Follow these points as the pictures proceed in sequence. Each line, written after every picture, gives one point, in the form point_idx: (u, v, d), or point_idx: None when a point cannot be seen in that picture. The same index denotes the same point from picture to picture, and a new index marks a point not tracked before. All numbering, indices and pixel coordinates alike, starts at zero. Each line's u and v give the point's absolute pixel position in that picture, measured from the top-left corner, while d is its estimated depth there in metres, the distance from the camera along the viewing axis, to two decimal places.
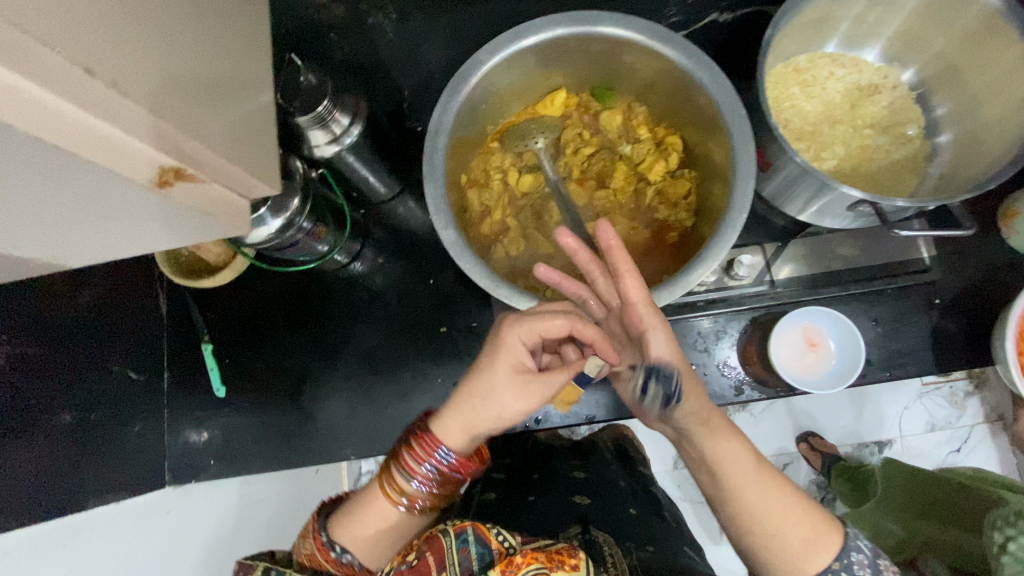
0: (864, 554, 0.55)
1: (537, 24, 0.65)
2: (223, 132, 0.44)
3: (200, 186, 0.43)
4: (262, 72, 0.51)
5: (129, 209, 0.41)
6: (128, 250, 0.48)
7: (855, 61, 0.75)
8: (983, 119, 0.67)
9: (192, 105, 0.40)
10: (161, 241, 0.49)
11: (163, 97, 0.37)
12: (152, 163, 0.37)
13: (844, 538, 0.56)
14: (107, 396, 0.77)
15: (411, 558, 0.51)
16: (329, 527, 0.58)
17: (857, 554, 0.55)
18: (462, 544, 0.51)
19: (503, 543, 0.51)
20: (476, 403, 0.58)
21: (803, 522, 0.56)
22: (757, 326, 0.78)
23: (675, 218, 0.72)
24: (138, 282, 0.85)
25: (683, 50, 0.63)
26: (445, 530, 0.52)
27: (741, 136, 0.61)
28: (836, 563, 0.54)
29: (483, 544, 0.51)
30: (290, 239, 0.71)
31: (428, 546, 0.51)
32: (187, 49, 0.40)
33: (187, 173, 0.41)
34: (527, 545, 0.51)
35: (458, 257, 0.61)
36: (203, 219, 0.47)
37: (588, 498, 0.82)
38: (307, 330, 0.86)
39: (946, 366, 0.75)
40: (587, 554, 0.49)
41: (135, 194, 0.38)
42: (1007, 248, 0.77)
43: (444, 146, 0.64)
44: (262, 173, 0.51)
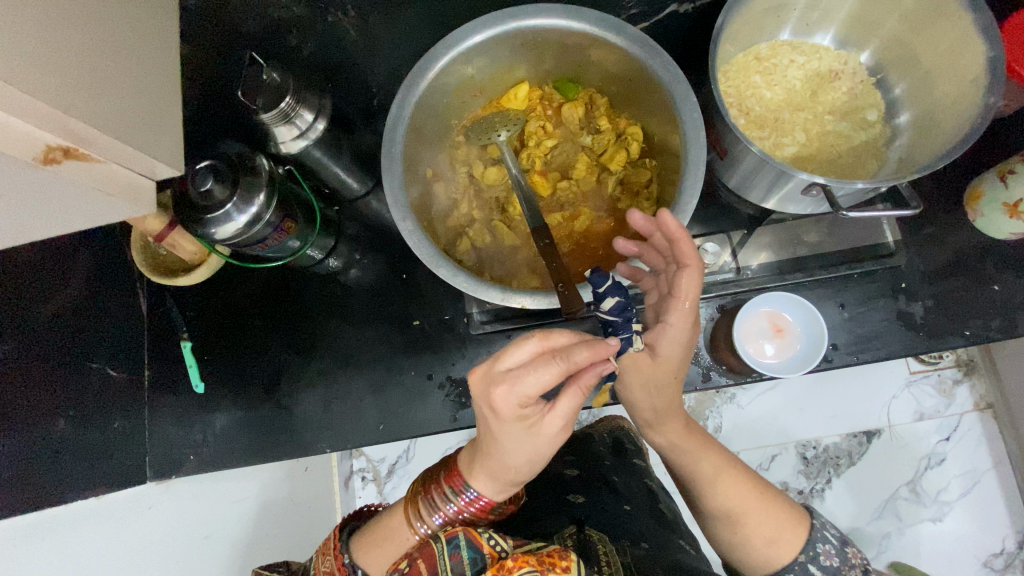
0: (830, 545, 0.64)
1: (492, 17, 0.66)
2: (109, 115, 0.49)
3: (97, 165, 0.50)
4: (155, 75, 0.58)
5: (29, 186, 0.46)
6: (38, 233, 0.54)
7: (814, 48, 0.76)
8: (937, 100, 0.67)
9: (72, 88, 0.45)
10: (74, 221, 0.55)
11: (38, 79, 0.42)
12: (37, 140, 0.43)
13: (811, 531, 0.64)
14: (90, 393, 0.79)
15: (404, 566, 0.55)
16: (353, 552, 0.61)
17: (825, 545, 0.63)
18: (454, 550, 0.55)
19: (496, 548, 0.54)
20: (495, 461, 0.56)
21: (767, 525, 0.63)
22: (725, 313, 0.79)
23: (637, 207, 0.73)
24: (119, 283, 0.87)
25: (635, 40, 0.65)
26: (436, 537, 0.56)
27: (692, 122, 0.62)
28: (802, 555, 0.62)
29: (475, 549, 0.54)
30: (258, 235, 0.72)
31: (420, 553, 0.55)
32: (67, 44, 0.46)
33: (76, 152, 0.47)
34: (520, 549, 0.54)
35: (415, 246, 0.62)
36: (112, 198, 0.53)
37: (580, 497, 0.83)
38: (282, 326, 0.88)
39: (913, 350, 0.75)
40: (577, 556, 0.52)
41: (27, 171, 0.44)
42: (972, 231, 0.77)
43: (402, 139, 0.65)
44: (163, 151, 0.57)
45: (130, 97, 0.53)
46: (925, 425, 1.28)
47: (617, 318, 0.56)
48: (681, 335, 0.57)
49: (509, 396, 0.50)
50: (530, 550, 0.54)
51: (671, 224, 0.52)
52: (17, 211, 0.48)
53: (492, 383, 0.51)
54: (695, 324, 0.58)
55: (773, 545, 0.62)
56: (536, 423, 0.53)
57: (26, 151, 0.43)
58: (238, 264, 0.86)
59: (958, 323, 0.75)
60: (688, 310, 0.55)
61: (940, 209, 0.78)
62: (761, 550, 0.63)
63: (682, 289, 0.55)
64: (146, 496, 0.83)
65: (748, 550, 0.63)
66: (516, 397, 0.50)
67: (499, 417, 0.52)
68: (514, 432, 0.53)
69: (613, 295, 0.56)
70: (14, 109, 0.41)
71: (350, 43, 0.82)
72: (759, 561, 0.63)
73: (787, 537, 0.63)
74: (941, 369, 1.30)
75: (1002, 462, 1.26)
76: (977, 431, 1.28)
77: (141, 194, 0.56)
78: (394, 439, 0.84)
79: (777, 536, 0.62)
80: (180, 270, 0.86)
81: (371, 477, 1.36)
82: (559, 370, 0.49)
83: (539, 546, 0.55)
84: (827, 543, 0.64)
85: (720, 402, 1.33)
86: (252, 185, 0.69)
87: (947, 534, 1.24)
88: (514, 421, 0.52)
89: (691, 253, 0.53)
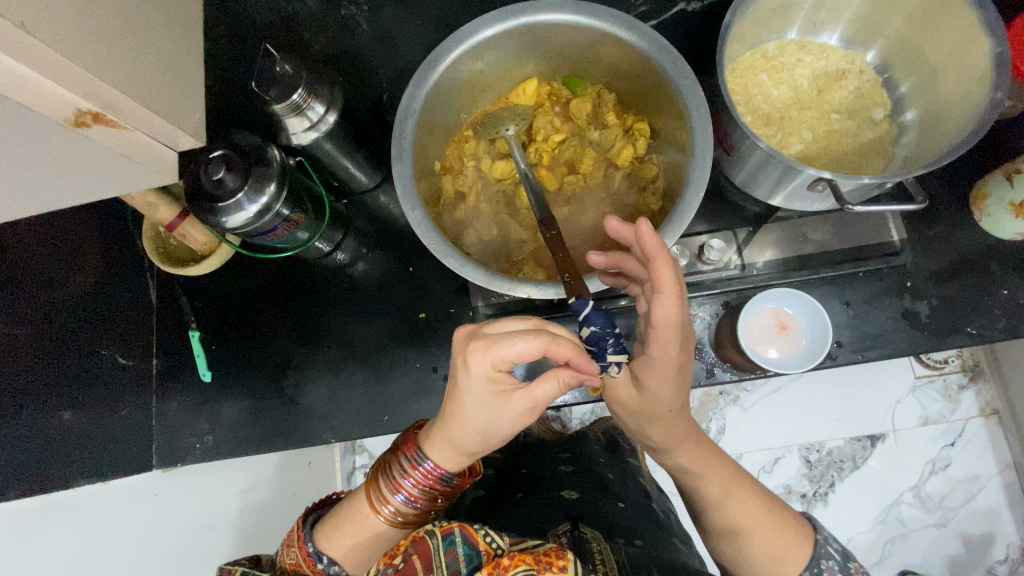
0: (834, 561, 0.63)
1: (502, 12, 0.67)
2: (135, 91, 0.51)
3: (124, 133, 0.51)
4: (177, 58, 0.59)
5: (57, 150, 0.47)
6: (62, 201, 0.55)
7: (821, 48, 0.77)
8: (943, 98, 0.68)
9: (104, 63, 0.47)
10: (97, 186, 0.55)
11: (75, 49, 0.43)
12: (70, 104, 0.44)
13: (816, 547, 0.63)
14: (98, 380, 0.80)
15: (398, 561, 0.57)
16: (315, 538, 0.59)
17: (827, 561, 0.63)
18: (449, 547, 0.56)
19: (491, 545, 0.55)
20: (459, 425, 0.56)
21: (770, 541, 0.62)
22: (729, 310, 0.79)
23: (643, 202, 0.74)
24: (128, 268, 0.88)
25: (644, 35, 0.65)
26: (431, 533, 0.58)
27: (699, 117, 0.63)
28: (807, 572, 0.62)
29: (470, 545, 0.55)
30: (267, 225, 0.73)
31: (415, 549, 0.57)
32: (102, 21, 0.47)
33: (106, 118, 0.48)
34: (515, 546, 0.54)
35: (423, 235, 0.63)
36: (135, 164, 0.54)
37: (575, 492, 0.83)
38: (289, 316, 0.89)
39: (917, 348, 0.75)
40: (575, 556, 0.51)
41: (56, 132, 0.45)
42: (978, 232, 0.77)
43: (412, 131, 0.66)
44: (185, 125, 0.58)
45: (158, 84, 0.54)
46: (930, 430, 1.27)
47: (596, 344, 0.56)
48: (665, 364, 0.55)
49: (484, 359, 0.52)
50: (525, 547, 0.54)
51: (648, 242, 0.49)
52: (41, 175, 0.49)
53: (473, 340, 0.53)
54: (680, 354, 0.55)
55: (780, 562, 0.62)
56: (508, 396, 0.54)
57: (61, 113, 0.44)
58: (248, 253, 0.88)
59: (962, 322, 0.75)
60: (671, 341, 0.53)
61: (946, 209, 0.78)
62: (754, 548, 0.63)
63: (659, 317, 0.52)
64: (151, 484, 0.84)
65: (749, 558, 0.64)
66: (492, 359, 0.51)
67: (469, 374, 0.53)
68: (481, 397, 0.53)
69: (597, 322, 0.56)
70: (54, 75, 0.42)
71: (360, 38, 0.83)
72: (763, 560, 0.63)
73: (780, 540, 0.63)
74: (946, 374, 1.30)
75: (1007, 468, 1.26)
76: (983, 437, 1.27)
77: (163, 165, 0.58)
78: (398, 431, 0.85)
79: (766, 532, 0.63)
80: (190, 260, 0.87)
81: None
82: (541, 345, 0.50)
83: (537, 544, 0.54)
84: (830, 559, 0.63)
85: (723, 404, 1.33)
86: (263, 175, 0.70)
87: (951, 541, 1.24)
88: (484, 385, 0.53)
89: (663, 283, 0.50)
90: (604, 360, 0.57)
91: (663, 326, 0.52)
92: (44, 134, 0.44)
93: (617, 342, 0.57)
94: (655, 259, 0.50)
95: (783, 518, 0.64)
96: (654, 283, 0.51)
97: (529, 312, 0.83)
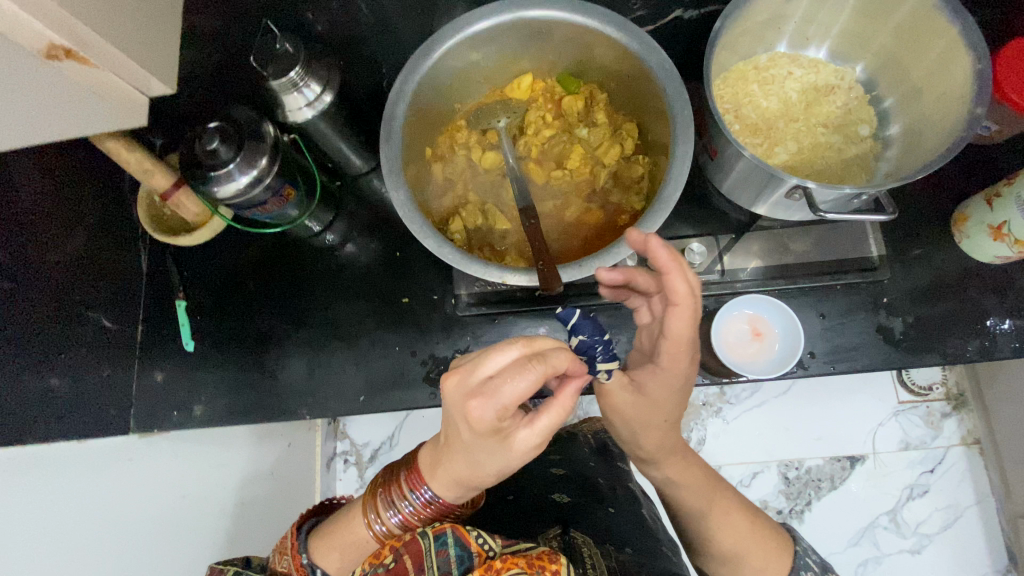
0: (812, 571, 0.65)
1: (499, 5, 0.68)
2: None
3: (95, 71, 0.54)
4: None
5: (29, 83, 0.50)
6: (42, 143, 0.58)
7: (813, 63, 0.78)
8: (925, 118, 0.69)
9: None
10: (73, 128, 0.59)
11: None
12: (42, 37, 0.47)
13: (794, 557, 0.66)
14: (82, 338, 0.82)
15: (388, 561, 0.56)
16: (309, 550, 0.62)
17: (806, 572, 0.65)
18: (440, 546, 0.56)
19: (483, 547, 0.56)
20: (467, 462, 0.56)
21: (757, 549, 0.64)
22: (707, 314, 0.80)
23: (627, 201, 0.74)
24: (122, 235, 0.91)
25: (636, 37, 0.67)
26: (423, 533, 0.57)
27: (683, 119, 0.64)
28: None
29: (463, 547, 0.55)
30: (257, 199, 0.74)
31: (406, 549, 0.56)
32: None
33: (78, 55, 0.51)
34: (508, 549, 0.56)
35: (405, 216, 0.64)
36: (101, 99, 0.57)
37: (567, 496, 0.85)
38: (274, 293, 0.90)
39: (889, 364, 0.76)
40: (566, 560, 0.53)
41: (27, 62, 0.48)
42: (957, 254, 0.78)
43: (404, 113, 0.67)
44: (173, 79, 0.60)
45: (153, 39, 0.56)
46: (910, 455, 1.28)
47: (585, 353, 0.59)
48: (673, 374, 0.57)
49: (486, 410, 0.50)
50: (518, 551, 0.56)
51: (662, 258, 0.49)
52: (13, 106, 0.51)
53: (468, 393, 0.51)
54: (687, 366, 0.58)
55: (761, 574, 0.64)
56: (511, 436, 0.53)
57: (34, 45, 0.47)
58: (239, 228, 0.89)
59: (936, 341, 0.76)
60: (681, 350, 0.55)
61: (927, 229, 0.79)
62: (735, 557, 0.65)
63: (674, 327, 0.54)
64: (127, 448, 0.84)
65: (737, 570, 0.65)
66: (494, 408, 0.50)
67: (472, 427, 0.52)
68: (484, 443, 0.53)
69: (586, 330, 0.59)
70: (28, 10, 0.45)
71: (365, 25, 0.85)
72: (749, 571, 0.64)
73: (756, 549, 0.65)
74: (930, 401, 1.30)
75: (985, 499, 1.25)
76: (963, 466, 1.27)
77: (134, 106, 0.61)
78: (374, 412, 0.85)
79: (743, 542, 0.65)
80: (182, 231, 0.89)
81: (353, 460, 1.44)
82: (538, 375, 0.49)
83: (529, 546, 0.56)
84: (808, 571, 0.65)
85: (705, 414, 1.34)
86: (256, 148, 0.71)
87: (924, 568, 1.23)
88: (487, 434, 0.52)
89: (683, 296, 0.51)
90: (594, 368, 0.59)
91: (677, 334, 0.54)
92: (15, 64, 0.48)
93: (606, 350, 0.59)
94: (669, 271, 0.51)
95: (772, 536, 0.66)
96: (670, 294, 0.52)
97: (513, 304, 0.84)
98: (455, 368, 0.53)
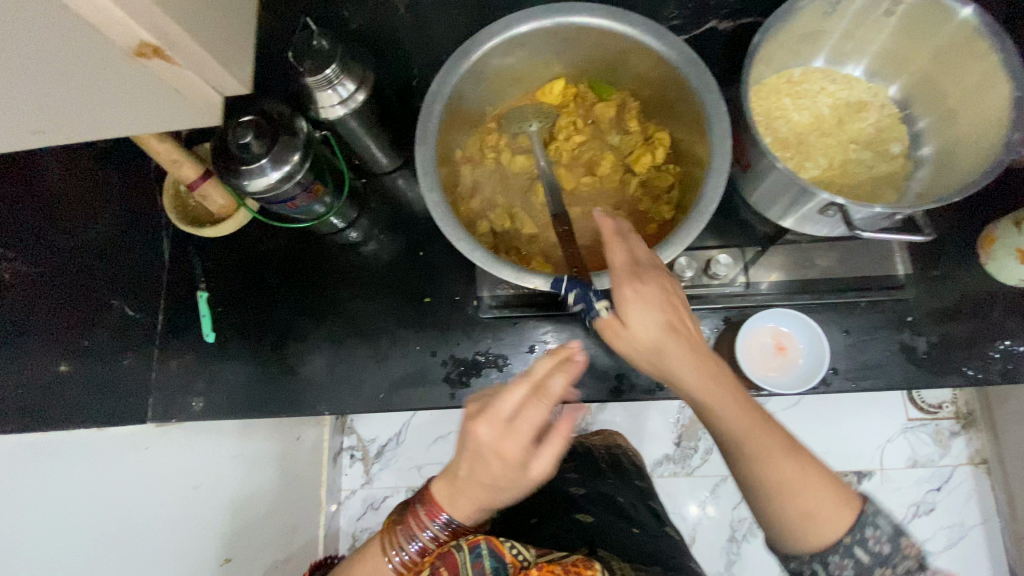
0: (881, 530, 0.53)
1: (538, 10, 0.68)
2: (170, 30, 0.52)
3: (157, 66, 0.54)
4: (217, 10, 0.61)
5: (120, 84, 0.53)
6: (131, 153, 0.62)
7: (846, 79, 0.78)
8: (960, 139, 0.69)
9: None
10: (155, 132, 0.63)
11: None
12: (114, 34, 0.48)
13: (861, 513, 0.53)
14: (103, 325, 0.82)
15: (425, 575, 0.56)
16: None
17: (873, 531, 0.53)
18: (475, 559, 0.56)
19: (517, 557, 0.57)
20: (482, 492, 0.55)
21: (809, 499, 0.52)
22: (731, 326, 0.80)
23: (656, 210, 0.74)
24: (146, 224, 0.91)
25: (674, 46, 0.66)
26: (458, 546, 0.57)
27: (720, 131, 0.64)
28: (848, 538, 0.52)
29: (497, 558, 0.57)
30: (286, 194, 0.74)
31: (442, 561, 0.56)
32: None
33: (161, 55, 0.53)
34: (542, 558, 0.57)
35: (437, 217, 0.64)
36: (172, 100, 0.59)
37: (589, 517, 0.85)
38: (296, 288, 0.90)
39: (912, 383, 0.76)
40: (600, 566, 0.55)
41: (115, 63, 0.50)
42: (982, 276, 0.78)
43: (439, 115, 0.67)
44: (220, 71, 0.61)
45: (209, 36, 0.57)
46: (918, 473, 1.28)
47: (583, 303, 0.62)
48: (660, 355, 0.56)
49: (513, 446, 0.50)
50: (552, 560, 0.57)
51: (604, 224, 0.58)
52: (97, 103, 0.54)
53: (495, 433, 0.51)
54: (688, 352, 0.56)
55: (811, 521, 0.52)
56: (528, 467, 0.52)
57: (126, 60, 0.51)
58: (264, 221, 0.90)
59: (958, 362, 0.76)
60: (648, 332, 0.55)
61: (953, 249, 0.79)
62: (783, 499, 0.53)
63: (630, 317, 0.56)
64: (142, 437, 0.84)
65: (780, 531, 0.54)
66: (517, 444, 0.50)
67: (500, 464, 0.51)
68: (503, 476, 0.52)
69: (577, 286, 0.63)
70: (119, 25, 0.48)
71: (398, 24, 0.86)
72: (791, 531, 0.53)
73: (816, 499, 0.52)
74: (939, 419, 1.30)
75: (991, 519, 1.25)
76: (970, 485, 1.27)
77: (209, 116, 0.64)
78: (393, 410, 0.86)
79: (800, 478, 0.53)
80: (207, 222, 0.89)
81: (360, 455, 1.46)
82: (547, 406, 0.51)
83: (562, 556, 0.58)
84: (877, 528, 0.53)
85: None
86: (288, 144, 0.71)
87: None
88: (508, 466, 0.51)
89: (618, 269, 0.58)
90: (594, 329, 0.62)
91: (633, 324, 0.56)
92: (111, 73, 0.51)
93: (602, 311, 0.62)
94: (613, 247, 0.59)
95: (832, 485, 0.53)
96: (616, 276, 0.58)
97: (536, 309, 0.84)
98: (472, 416, 0.52)
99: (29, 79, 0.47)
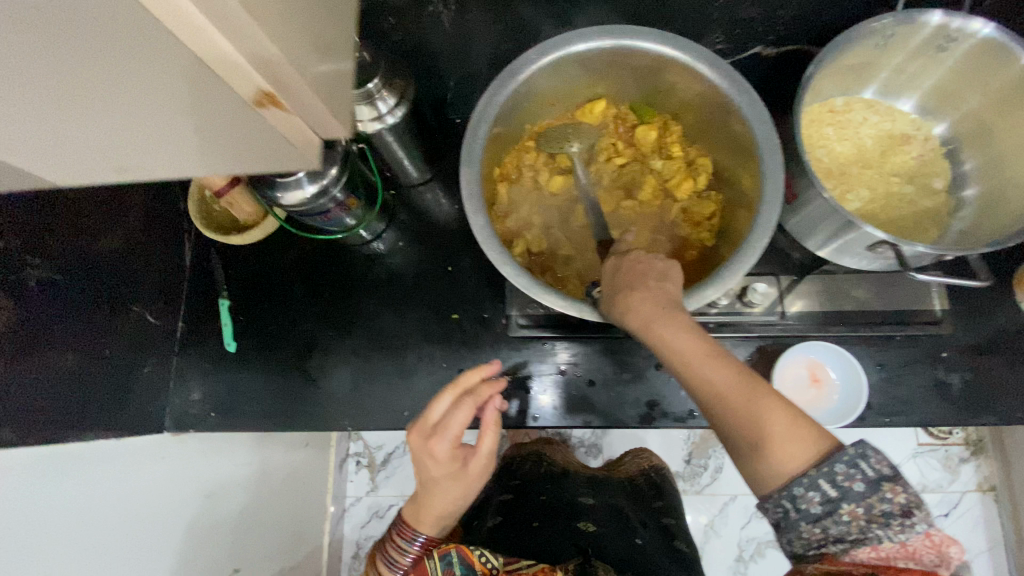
0: (860, 471, 0.44)
1: (589, 31, 0.67)
2: None
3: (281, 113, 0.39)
4: None
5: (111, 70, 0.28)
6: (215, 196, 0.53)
7: (889, 110, 0.78)
8: (1010, 181, 0.69)
9: None
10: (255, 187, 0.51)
11: None
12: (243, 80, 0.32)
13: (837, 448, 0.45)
14: (126, 334, 0.79)
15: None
16: None
17: (846, 467, 0.44)
18: (447, 565, 0.70)
19: (486, 564, 0.71)
20: (432, 494, 0.68)
21: (759, 431, 0.47)
22: (764, 355, 0.79)
23: (697, 237, 0.74)
24: (168, 227, 0.89)
25: (726, 74, 0.65)
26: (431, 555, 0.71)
27: (772, 163, 0.62)
28: (805, 475, 0.45)
29: (467, 565, 0.70)
30: (322, 207, 0.73)
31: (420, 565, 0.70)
32: None
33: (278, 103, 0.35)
34: (506, 566, 0.71)
35: (482, 241, 0.63)
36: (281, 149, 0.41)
37: (592, 525, 0.89)
38: (321, 299, 0.88)
39: (944, 419, 0.76)
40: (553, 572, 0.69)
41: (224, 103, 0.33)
42: (1017, 313, 0.78)
43: (484, 135, 0.66)
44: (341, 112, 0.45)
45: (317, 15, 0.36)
46: (926, 497, 1.28)
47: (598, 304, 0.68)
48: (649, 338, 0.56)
49: (444, 444, 0.64)
50: (513, 568, 0.71)
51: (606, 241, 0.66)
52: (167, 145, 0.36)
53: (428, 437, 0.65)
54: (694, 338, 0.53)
55: (758, 451, 0.47)
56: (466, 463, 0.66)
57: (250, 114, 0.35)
58: (291, 230, 0.88)
59: (992, 400, 0.76)
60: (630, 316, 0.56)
61: (989, 285, 0.79)
62: (729, 414, 0.49)
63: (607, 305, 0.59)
64: (160, 446, 0.82)
65: (742, 465, 0.49)
66: (448, 442, 0.64)
67: (437, 462, 0.65)
68: (447, 473, 0.66)
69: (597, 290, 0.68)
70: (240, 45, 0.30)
71: None
72: (743, 457, 0.49)
73: (778, 428, 0.47)
74: (949, 445, 1.30)
75: (997, 546, 1.25)
76: (977, 512, 1.27)
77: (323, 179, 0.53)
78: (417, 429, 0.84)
79: (758, 408, 0.48)
80: (233, 229, 0.87)
81: (366, 462, 1.44)
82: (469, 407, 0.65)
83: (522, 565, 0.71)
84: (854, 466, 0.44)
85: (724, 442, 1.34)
86: (327, 157, 0.69)
87: None
88: (449, 464, 0.65)
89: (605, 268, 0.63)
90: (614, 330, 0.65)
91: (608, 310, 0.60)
92: (232, 119, 0.35)
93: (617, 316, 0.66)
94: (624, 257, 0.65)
95: (803, 429, 0.46)
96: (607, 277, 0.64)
97: (561, 330, 0.82)
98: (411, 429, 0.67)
99: (87, 118, 0.32)
